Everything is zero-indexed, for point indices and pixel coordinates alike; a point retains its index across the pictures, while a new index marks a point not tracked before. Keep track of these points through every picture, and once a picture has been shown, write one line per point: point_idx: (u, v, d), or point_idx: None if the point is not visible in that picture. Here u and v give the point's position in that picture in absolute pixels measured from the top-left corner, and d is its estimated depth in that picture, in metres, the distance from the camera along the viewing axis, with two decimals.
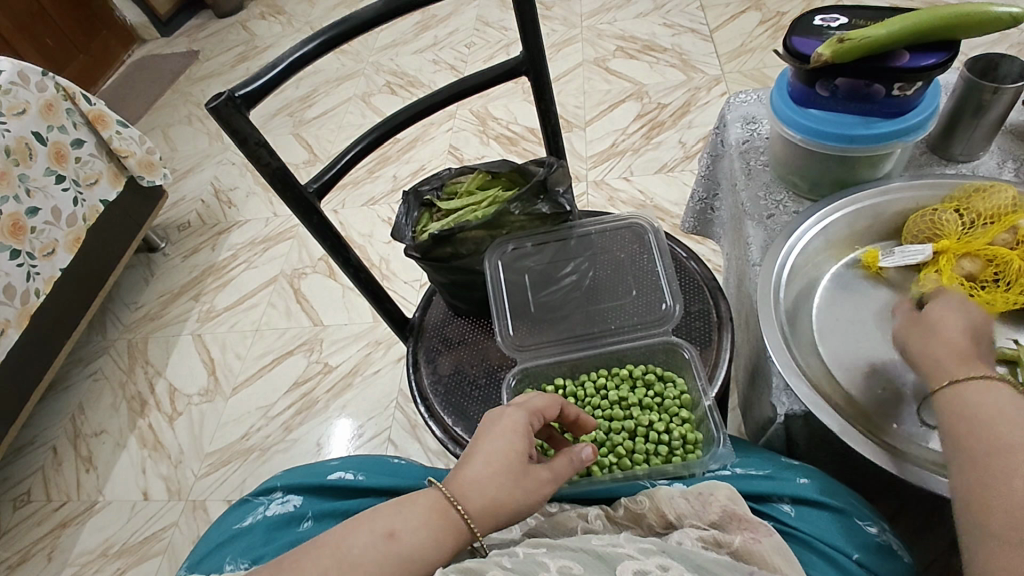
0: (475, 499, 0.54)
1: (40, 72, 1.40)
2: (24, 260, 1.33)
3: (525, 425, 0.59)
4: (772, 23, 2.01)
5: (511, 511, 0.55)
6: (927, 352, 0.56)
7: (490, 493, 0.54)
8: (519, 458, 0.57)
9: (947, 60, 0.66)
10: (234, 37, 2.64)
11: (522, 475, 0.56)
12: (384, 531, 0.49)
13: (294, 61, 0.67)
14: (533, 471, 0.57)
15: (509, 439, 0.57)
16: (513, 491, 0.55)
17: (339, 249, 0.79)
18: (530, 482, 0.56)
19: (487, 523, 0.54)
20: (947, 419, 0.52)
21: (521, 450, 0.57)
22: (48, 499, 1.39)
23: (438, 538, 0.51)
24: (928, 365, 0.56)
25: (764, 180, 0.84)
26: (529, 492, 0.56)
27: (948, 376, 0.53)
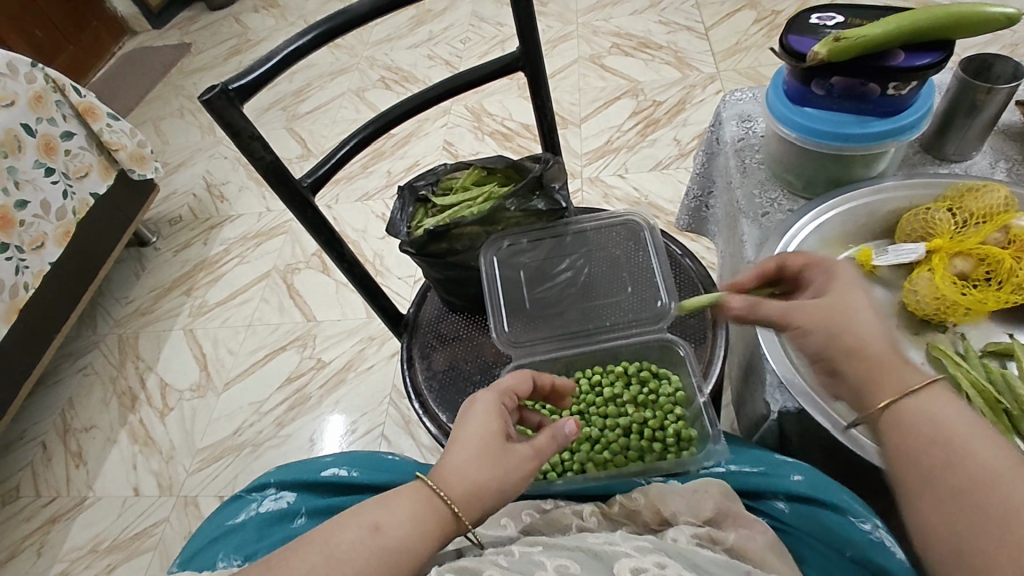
0: (457, 484, 0.52)
1: (29, 63, 1.38)
2: (13, 254, 1.32)
3: (499, 406, 0.58)
4: (767, 22, 2.02)
5: (497, 493, 0.54)
6: (848, 365, 0.49)
7: (471, 477, 0.53)
8: (496, 438, 0.55)
9: (942, 59, 0.67)
10: (227, 30, 2.62)
11: (502, 454, 0.55)
12: (369, 524, 0.49)
13: (288, 54, 0.66)
14: (513, 449, 0.55)
15: (483, 419, 0.56)
16: (494, 471, 0.54)
17: (333, 244, 0.78)
18: (512, 461, 0.55)
19: (472, 507, 0.52)
20: (905, 441, 0.45)
21: (497, 430, 0.56)
22: (37, 494, 1.37)
23: (420, 528, 0.50)
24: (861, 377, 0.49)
25: (759, 178, 0.84)
26: (512, 471, 0.54)
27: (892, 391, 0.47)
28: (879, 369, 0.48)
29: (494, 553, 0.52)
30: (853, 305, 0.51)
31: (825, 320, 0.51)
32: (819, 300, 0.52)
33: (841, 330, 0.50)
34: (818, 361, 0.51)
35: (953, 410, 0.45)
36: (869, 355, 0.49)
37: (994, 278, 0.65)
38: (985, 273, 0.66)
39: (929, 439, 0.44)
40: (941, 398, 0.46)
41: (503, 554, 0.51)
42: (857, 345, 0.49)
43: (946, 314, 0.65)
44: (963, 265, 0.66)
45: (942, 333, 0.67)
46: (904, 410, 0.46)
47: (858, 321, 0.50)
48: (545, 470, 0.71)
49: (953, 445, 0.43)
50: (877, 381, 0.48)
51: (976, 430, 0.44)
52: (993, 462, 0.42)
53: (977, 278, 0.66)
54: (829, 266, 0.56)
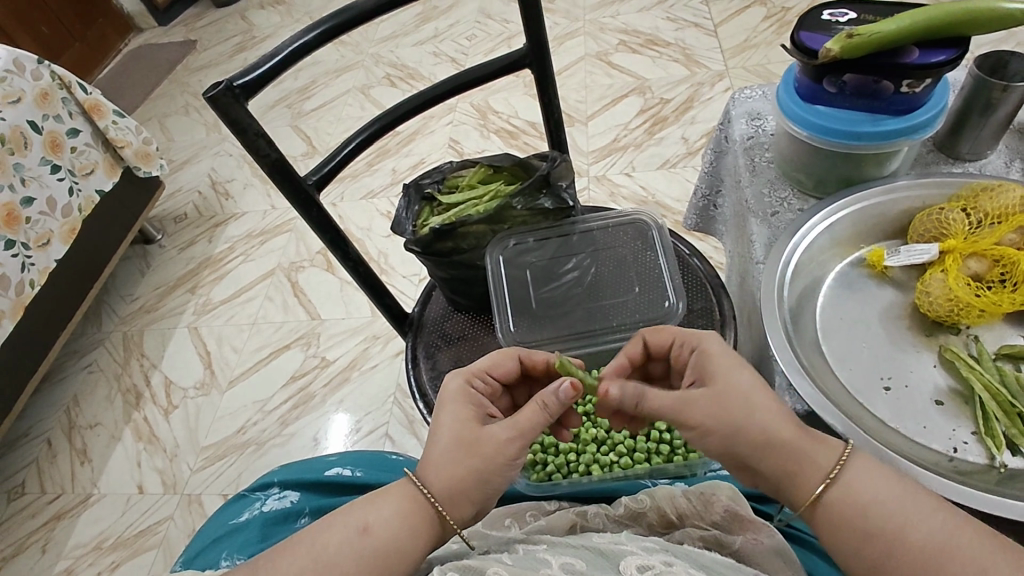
0: (437, 481, 0.52)
1: (35, 60, 1.38)
2: (19, 251, 1.32)
3: (468, 397, 0.58)
4: (776, 19, 2.00)
5: (481, 484, 0.53)
6: (774, 464, 0.50)
7: (449, 473, 0.52)
8: (469, 429, 0.54)
9: (957, 56, 0.66)
10: (233, 27, 2.61)
11: (476, 443, 0.53)
12: (359, 525, 0.50)
13: (293, 51, 0.65)
14: (486, 437, 0.53)
15: (455, 412, 0.56)
16: (470, 463, 0.52)
17: (338, 242, 0.77)
18: (488, 448, 0.53)
19: (457, 502, 0.52)
20: (842, 529, 0.47)
21: (468, 421, 0.55)
22: (42, 491, 1.37)
23: (408, 527, 0.50)
24: (789, 472, 0.50)
25: (769, 177, 0.83)
26: (490, 458, 0.53)
27: (819, 479, 0.49)
28: (793, 463, 0.50)
29: (495, 553, 0.51)
30: (740, 399, 0.51)
31: (722, 418, 0.51)
32: (706, 392, 0.53)
33: (743, 428, 0.50)
34: (727, 460, 0.52)
35: (875, 485, 0.47)
36: (777, 450, 0.50)
37: (1009, 280, 0.64)
38: (1000, 274, 0.64)
39: (860, 527, 0.47)
40: (862, 474, 0.48)
41: (507, 553, 0.50)
42: (765, 443, 0.50)
43: (959, 316, 0.64)
44: (978, 265, 0.65)
45: (955, 335, 0.66)
46: (831, 501, 0.48)
47: (755, 414, 0.50)
48: (550, 471, 0.70)
49: (888, 528, 0.46)
50: (795, 477, 0.49)
51: (907, 500, 0.46)
52: (932, 534, 0.44)
53: (991, 279, 0.65)
54: (706, 346, 0.57)
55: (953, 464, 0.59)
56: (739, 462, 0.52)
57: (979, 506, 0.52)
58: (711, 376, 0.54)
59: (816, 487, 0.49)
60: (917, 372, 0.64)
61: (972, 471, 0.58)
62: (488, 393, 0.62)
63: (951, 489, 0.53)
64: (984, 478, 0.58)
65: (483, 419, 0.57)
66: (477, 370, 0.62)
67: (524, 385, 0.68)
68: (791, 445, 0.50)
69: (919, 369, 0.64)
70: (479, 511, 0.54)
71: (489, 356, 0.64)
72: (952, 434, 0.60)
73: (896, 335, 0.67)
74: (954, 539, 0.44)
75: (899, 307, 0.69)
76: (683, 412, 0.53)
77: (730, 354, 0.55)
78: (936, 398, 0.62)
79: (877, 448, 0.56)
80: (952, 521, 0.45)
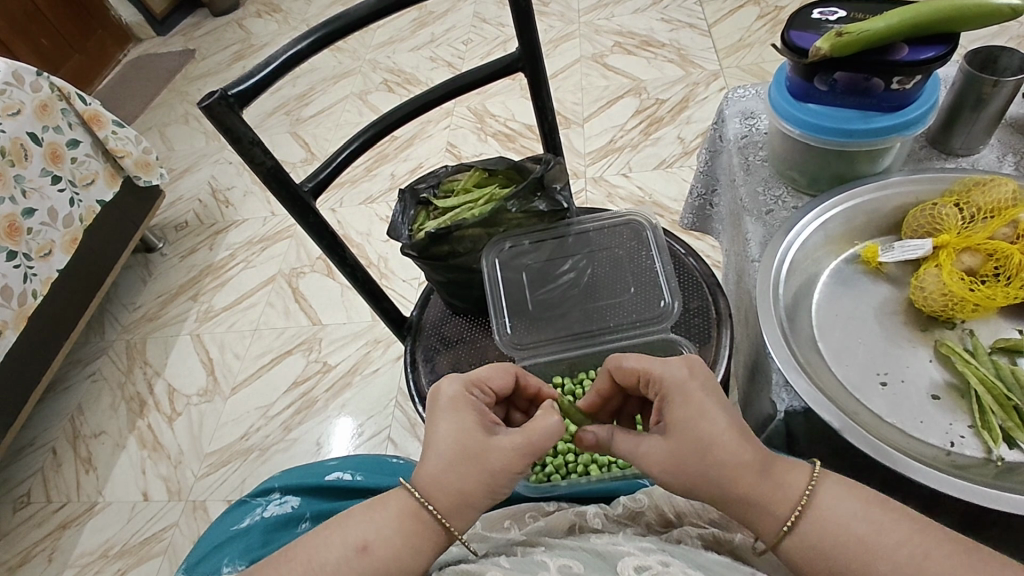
0: (442, 496, 0.52)
1: (35, 72, 1.39)
2: (21, 262, 1.33)
3: (471, 405, 0.57)
4: (771, 18, 2.00)
5: (485, 496, 0.53)
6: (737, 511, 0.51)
7: (454, 488, 0.52)
8: (473, 442, 0.54)
9: (946, 53, 0.66)
10: (230, 36, 2.63)
11: (480, 457, 0.53)
12: (357, 545, 0.50)
13: (287, 60, 0.66)
14: (492, 449, 0.53)
15: (455, 421, 0.55)
16: (475, 476, 0.52)
17: (335, 248, 0.78)
18: (494, 462, 0.53)
19: (462, 512, 0.52)
20: (809, 568, 0.48)
21: (471, 434, 0.54)
22: (48, 500, 1.38)
23: (409, 543, 0.51)
24: (750, 518, 0.50)
25: (763, 175, 0.84)
26: (496, 471, 0.53)
27: (778, 523, 0.49)
28: (753, 513, 0.50)
29: (494, 555, 0.52)
30: (695, 453, 0.51)
31: (677, 473, 0.52)
32: (665, 448, 0.53)
33: (698, 486, 0.51)
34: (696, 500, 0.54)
35: (836, 527, 0.47)
36: (737, 503, 0.50)
37: (1003, 274, 0.64)
38: (994, 268, 0.65)
39: (824, 568, 0.47)
40: (823, 515, 0.48)
41: (505, 555, 0.51)
42: (724, 496, 0.50)
43: (954, 311, 0.64)
44: (971, 260, 0.65)
45: (951, 329, 0.66)
46: (792, 547, 0.49)
47: (710, 471, 0.50)
48: (549, 472, 0.71)
49: (851, 568, 0.46)
50: (756, 522, 0.50)
51: (875, 536, 0.46)
52: (900, 566, 0.44)
53: (985, 273, 0.65)
54: (669, 388, 0.55)
55: (951, 458, 0.59)
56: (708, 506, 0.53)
57: (975, 500, 0.51)
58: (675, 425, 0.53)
59: (773, 534, 0.49)
60: (913, 368, 0.64)
61: (970, 465, 0.59)
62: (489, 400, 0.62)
63: (945, 483, 0.53)
64: (982, 472, 0.58)
65: (488, 426, 0.56)
66: (476, 380, 0.62)
67: (502, 405, 0.69)
68: (747, 497, 0.50)
69: (915, 364, 0.64)
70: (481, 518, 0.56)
71: (488, 367, 0.64)
72: (948, 428, 0.60)
73: (893, 331, 0.67)
74: (921, 563, 0.44)
75: (894, 302, 0.69)
76: (639, 462, 0.55)
77: (689, 397, 0.53)
78: (933, 393, 0.62)
79: (875, 444, 0.56)
80: (921, 551, 0.44)
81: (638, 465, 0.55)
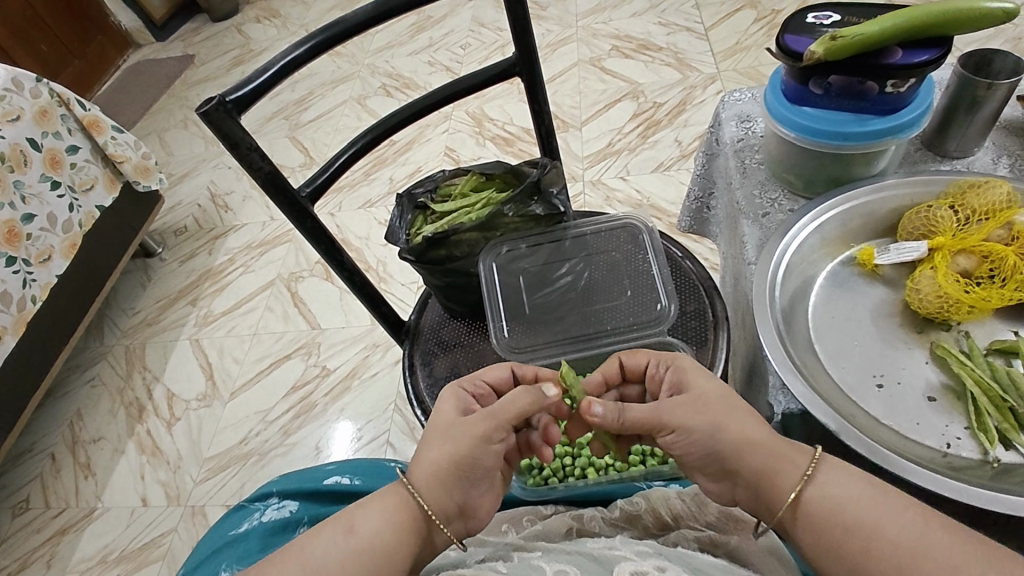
0: (415, 471, 0.55)
1: (34, 78, 1.40)
2: (20, 267, 1.33)
3: (457, 393, 0.61)
4: (767, 21, 2.01)
5: (456, 471, 0.55)
6: (757, 461, 0.51)
7: (426, 461, 0.55)
8: (450, 418, 0.58)
9: (940, 56, 0.66)
10: (229, 41, 2.64)
11: (453, 429, 0.56)
12: (344, 525, 0.51)
13: (286, 65, 0.66)
14: (462, 423, 0.56)
15: (439, 406, 0.59)
16: (445, 449, 0.55)
17: (333, 252, 0.78)
18: (460, 430, 0.56)
19: (436, 489, 0.54)
20: (825, 526, 0.48)
21: (451, 413, 0.58)
22: (47, 506, 1.38)
23: (393, 523, 0.52)
24: (770, 469, 0.51)
25: (759, 178, 0.84)
26: (462, 440, 0.55)
27: (799, 472, 0.50)
28: (772, 463, 0.51)
29: (491, 560, 0.51)
30: (714, 400, 0.55)
31: (702, 416, 0.54)
32: (685, 396, 0.56)
33: (723, 428, 0.53)
34: (708, 464, 0.54)
35: (850, 484, 0.49)
36: (758, 450, 0.52)
37: (997, 276, 0.64)
38: (989, 270, 0.65)
39: (839, 524, 0.47)
40: (837, 475, 0.49)
41: (502, 560, 0.51)
42: (745, 443, 0.52)
43: (950, 312, 0.64)
44: (966, 262, 0.65)
45: (946, 331, 0.66)
46: (809, 502, 0.49)
47: (735, 415, 0.53)
48: (546, 475, 0.69)
49: (863, 524, 0.46)
50: (773, 476, 0.51)
51: (878, 501, 0.47)
52: (904, 535, 0.45)
53: (980, 275, 0.65)
54: (680, 360, 0.60)
55: (947, 460, 0.59)
56: (722, 466, 0.53)
57: (971, 502, 0.52)
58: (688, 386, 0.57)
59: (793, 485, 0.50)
60: (909, 369, 0.65)
61: (966, 467, 0.59)
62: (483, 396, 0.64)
63: (939, 484, 0.53)
64: (978, 474, 0.58)
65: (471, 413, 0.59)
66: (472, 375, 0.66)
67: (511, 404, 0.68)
68: (770, 445, 0.52)
69: (912, 366, 0.65)
70: (466, 514, 0.56)
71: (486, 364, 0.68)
72: (945, 430, 0.60)
73: (889, 333, 0.67)
74: (924, 539, 0.44)
75: (890, 304, 0.70)
76: (661, 418, 0.55)
77: (696, 365, 0.60)
78: (929, 394, 0.63)
79: (873, 447, 0.56)
80: (920, 519, 0.45)
81: (657, 424, 0.56)
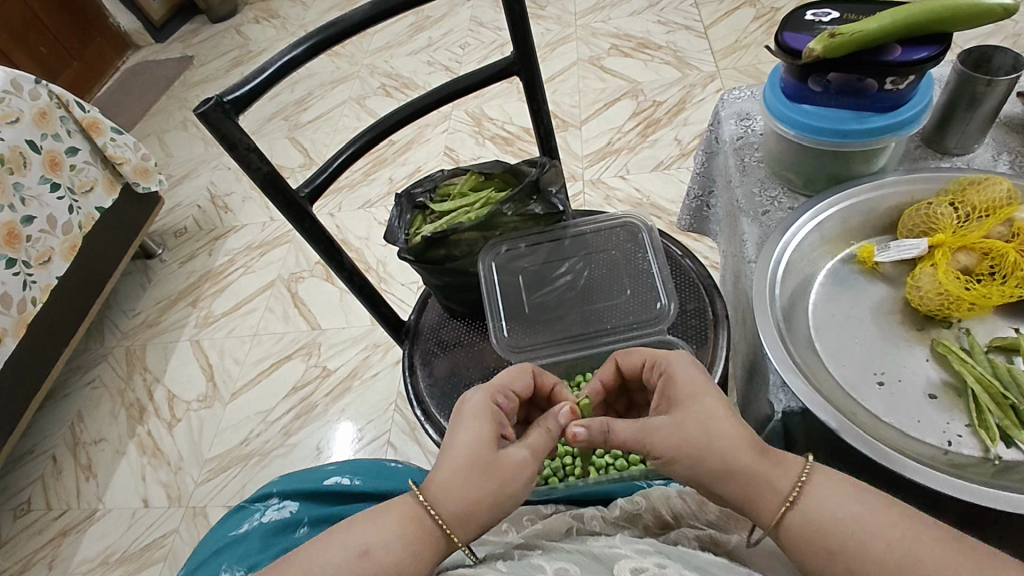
0: (447, 503, 0.52)
1: (33, 80, 1.39)
2: (20, 269, 1.33)
3: (491, 413, 0.58)
4: (767, 19, 2.01)
5: (492, 508, 0.53)
6: (738, 488, 0.51)
7: (462, 495, 0.52)
8: (490, 447, 0.54)
9: (939, 53, 0.66)
10: (228, 42, 2.64)
11: (494, 463, 0.53)
12: (359, 550, 0.49)
13: (284, 65, 0.66)
14: (504, 459, 0.54)
15: (472, 428, 0.56)
16: (484, 486, 0.52)
17: (332, 252, 0.78)
18: (505, 469, 0.53)
19: (467, 525, 0.52)
20: (808, 548, 0.48)
21: (489, 439, 0.55)
22: (48, 508, 1.38)
23: (410, 548, 0.50)
24: (751, 494, 0.50)
25: (759, 176, 0.84)
26: (507, 479, 0.53)
27: (780, 497, 0.50)
28: (755, 488, 0.50)
29: (492, 559, 0.51)
30: (698, 426, 0.52)
31: (682, 450, 0.52)
32: (669, 422, 0.54)
33: (703, 459, 0.51)
34: (695, 486, 0.53)
35: (835, 503, 0.48)
36: (738, 477, 0.51)
37: (998, 272, 0.64)
38: (989, 267, 0.65)
39: (823, 545, 0.47)
40: (823, 492, 0.49)
41: (503, 559, 0.51)
42: (726, 472, 0.51)
43: (950, 309, 0.64)
44: (966, 259, 0.65)
45: (947, 329, 0.66)
46: (793, 523, 0.49)
47: (714, 442, 0.51)
48: (546, 475, 0.70)
49: (847, 544, 0.46)
50: (756, 499, 0.50)
51: (867, 513, 0.47)
52: (893, 549, 0.45)
53: (981, 272, 0.65)
54: (673, 374, 0.58)
55: (948, 458, 0.59)
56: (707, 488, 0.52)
57: (971, 499, 0.51)
58: (684, 406, 0.55)
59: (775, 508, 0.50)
60: (909, 367, 0.64)
61: (967, 464, 0.59)
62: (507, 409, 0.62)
63: (941, 481, 0.53)
64: (979, 471, 0.58)
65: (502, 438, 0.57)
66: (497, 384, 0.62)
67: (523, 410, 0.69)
68: (751, 470, 0.50)
69: (913, 364, 0.65)
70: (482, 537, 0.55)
71: (508, 370, 0.64)
72: (946, 427, 0.60)
73: (889, 330, 0.67)
74: (915, 552, 0.44)
75: (890, 302, 0.69)
76: (644, 445, 0.54)
77: (693, 379, 0.57)
78: (929, 392, 0.62)
79: (873, 445, 0.56)
80: (911, 533, 0.45)
81: (641, 449, 0.55)
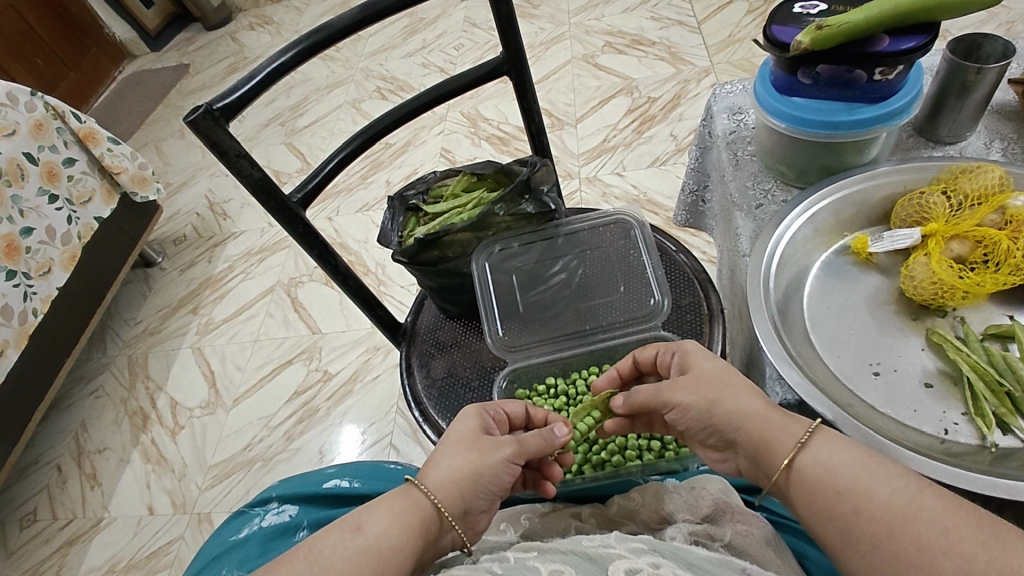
0: (432, 475, 0.56)
1: (29, 91, 1.40)
2: (20, 281, 1.34)
3: (480, 409, 0.63)
4: (760, 12, 2.01)
5: (472, 477, 0.56)
6: (755, 431, 0.53)
7: (445, 463, 0.57)
8: (475, 429, 0.60)
9: (927, 42, 0.66)
10: (223, 49, 2.65)
11: (477, 439, 0.59)
12: (352, 525, 0.50)
13: (272, 72, 0.66)
14: (489, 438, 0.59)
15: (464, 416, 0.61)
16: (467, 456, 0.57)
17: (326, 256, 0.78)
18: (487, 443, 0.58)
19: (451, 492, 0.55)
20: (819, 496, 0.48)
21: (475, 423, 0.61)
22: (54, 517, 1.39)
23: (400, 521, 0.51)
24: (763, 442, 0.52)
25: (752, 170, 0.84)
26: (489, 452, 0.58)
27: (789, 449, 0.50)
28: (769, 431, 0.52)
29: (485, 559, 0.51)
30: (715, 374, 0.57)
31: (699, 392, 0.57)
32: (687, 378, 0.58)
33: (719, 402, 0.55)
34: (712, 435, 0.57)
35: (844, 450, 0.48)
36: (752, 423, 0.53)
37: (991, 260, 0.64)
38: (983, 255, 0.65)
39: (831, 487, 0.47)
40: (832, 441, 0.49)
41: (496, 559, 0.50)
42: (743, 417, 0.54)
43: (944, 298, 0.64)
44: (959, 247, 0.65)
45: (942, 317, 0.66)
46: (802, 467, 0.49)
47: (731, 392, 0.55)
48: None
49: (854, 485, 0.46)
50: (770, 444, 0.52)
51: (870, 465, 0.46)
52: (894, 496, 0.44)
53: (974, 260, 0.65)
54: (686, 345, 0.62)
55: (944, 446, 0.59)
56: (723, 434, 0.56)
57: (967, 487, 0.51)
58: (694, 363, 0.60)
59: (787, 453, 0.50)
60: (905, 356, 0.64)
61: (965, 452, 0.58)
62: (500, 423, 0.64)
63: (938, 472, 0.53)
64: (977, 459, 0.58)
65: (490, 429, 0.61)
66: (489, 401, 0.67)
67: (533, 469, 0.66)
68: (765, 415, 0.53)
69: (907, 353, 0.65)
70: (467, 522, 0.57)
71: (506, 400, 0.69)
72: (942, 416, 0.60)
73: (884, 321, 0.67)
74: (917, 503, 0.43)
75: (886, 292, 0.69)
76: (662, 387, 0.60)
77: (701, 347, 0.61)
78: (925, 381, 0.63)
79: (871, 439, 0.55)
80: (914, 485, 0.44)
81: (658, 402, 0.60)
